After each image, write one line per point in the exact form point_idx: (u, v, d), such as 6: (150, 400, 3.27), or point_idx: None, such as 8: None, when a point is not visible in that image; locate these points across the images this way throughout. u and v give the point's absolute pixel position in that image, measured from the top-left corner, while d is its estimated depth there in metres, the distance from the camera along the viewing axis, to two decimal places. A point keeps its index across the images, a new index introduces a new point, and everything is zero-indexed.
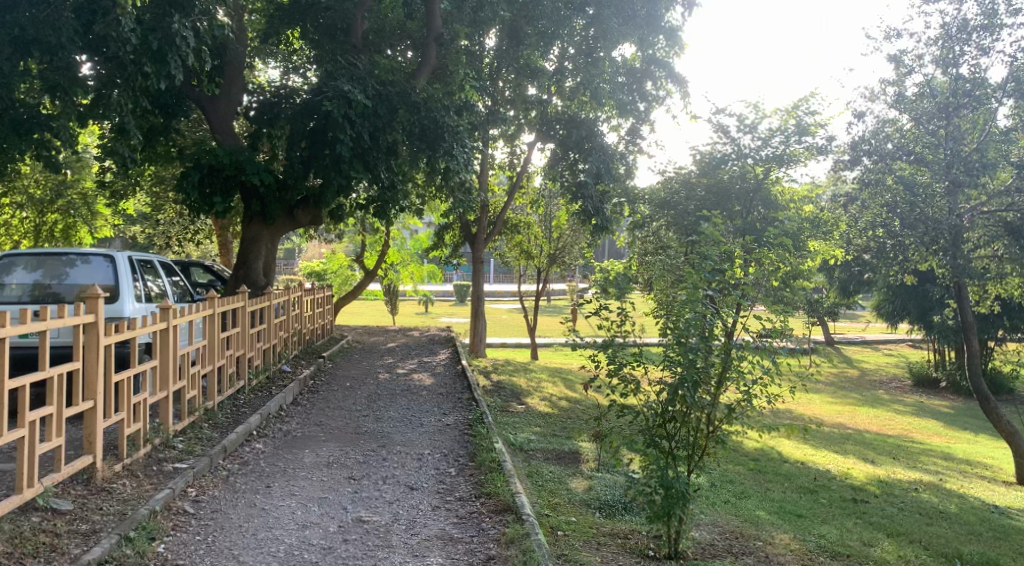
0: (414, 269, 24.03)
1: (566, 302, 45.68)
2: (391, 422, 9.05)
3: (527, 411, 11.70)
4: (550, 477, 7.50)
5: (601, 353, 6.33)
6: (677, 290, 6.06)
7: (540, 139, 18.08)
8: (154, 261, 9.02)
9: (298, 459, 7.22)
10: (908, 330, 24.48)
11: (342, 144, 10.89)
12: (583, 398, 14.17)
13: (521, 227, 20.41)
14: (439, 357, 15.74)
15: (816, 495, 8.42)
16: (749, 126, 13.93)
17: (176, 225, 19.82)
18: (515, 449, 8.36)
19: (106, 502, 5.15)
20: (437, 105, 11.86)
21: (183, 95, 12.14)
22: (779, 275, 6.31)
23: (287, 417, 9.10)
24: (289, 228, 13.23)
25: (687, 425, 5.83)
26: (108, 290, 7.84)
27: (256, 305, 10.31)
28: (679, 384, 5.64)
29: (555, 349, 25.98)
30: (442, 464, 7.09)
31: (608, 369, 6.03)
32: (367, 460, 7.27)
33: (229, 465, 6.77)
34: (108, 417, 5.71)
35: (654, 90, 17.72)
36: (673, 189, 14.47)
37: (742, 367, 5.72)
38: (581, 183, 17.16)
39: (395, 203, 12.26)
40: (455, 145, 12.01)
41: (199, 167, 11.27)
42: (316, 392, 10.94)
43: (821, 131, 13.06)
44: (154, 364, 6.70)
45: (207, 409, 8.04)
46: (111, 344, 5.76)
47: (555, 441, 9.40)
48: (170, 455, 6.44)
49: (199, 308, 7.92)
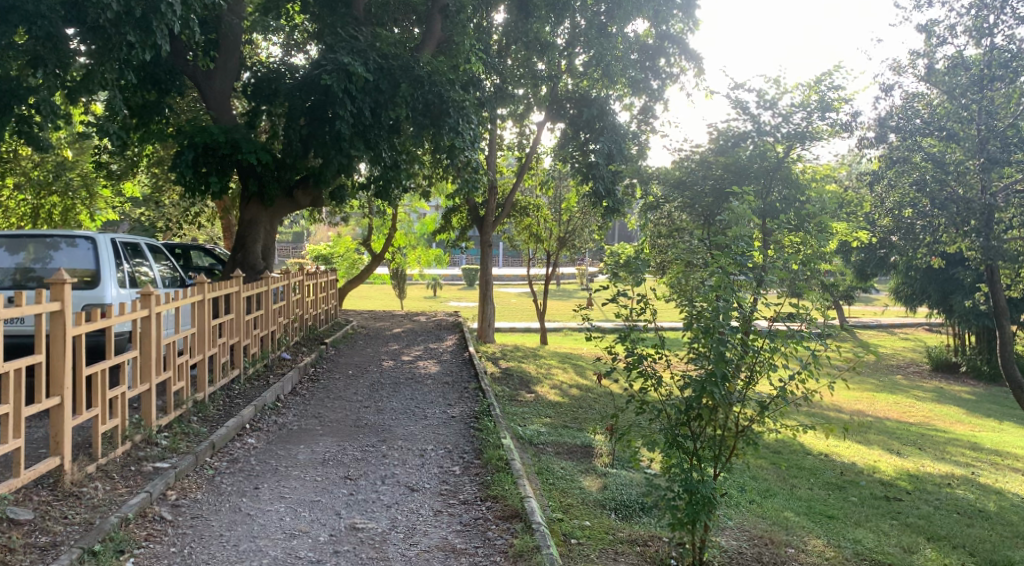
0: (421, 253, 23.63)
1: (575, 286, 45.11)
2: (393, 414, 8.56)
3: (537, 400, 11.18)
4: (561, 474, 7.01)
5: (617, 344, 5.80)
6: (698, 274, 5.54)
7: (548, 120, 17.55)
8: (141, 244, 8.52)
9: (292, 456, 6.74)
10: (927, 313, 23.81)
11: (342, 120, 10.39)
12: (594, 386, 13.64)
13: (530, 210, 19.81)
14: (446, 343, 15.27)
15: (845, 492, 7.89)
16: (769, 102, 13.33)
17: (178, 208, 19.38)
18: (524, 444, 7.86)
19: (72, 510, 4.69)
20: (442, 78, 11.18)
21: (177, 71, 11.64)
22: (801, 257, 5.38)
23: (283, 409, 8.61)
24: (289, 210, 12.69)
25: (714, 424, 5.27)
26: (89, 276, 7.34)
27: (253, 290, 9.82)
28: (707, 379, 5.10)
29: (565, 334, 25.45)
30: (446, 462, 6.60)
31: (627, 361, 5.51)
32: (365, 457, 6.79)
33: (217, 463, 6.31)
34: (79, 414, 5.23)
35: (668, 67, 17.09)
36: (689, 168, 13.91)
37: (777, 360, 5.22)
38: (591, 164, 16.44)
39: (398, 183, 11.65)
40: (460, 121, 11.39)
41: (193, 146, 10.75)
42: (316, 381, 10.47)
43: (845, 107, 12.48)
44: (132, 355, 6.22)
45: (196, 402, 7.55)
46: (81, 334, 5.27)
47: (566, 433, 8.87)
48: (150, 454, 5.96)
49: (185, 294, 7.41)
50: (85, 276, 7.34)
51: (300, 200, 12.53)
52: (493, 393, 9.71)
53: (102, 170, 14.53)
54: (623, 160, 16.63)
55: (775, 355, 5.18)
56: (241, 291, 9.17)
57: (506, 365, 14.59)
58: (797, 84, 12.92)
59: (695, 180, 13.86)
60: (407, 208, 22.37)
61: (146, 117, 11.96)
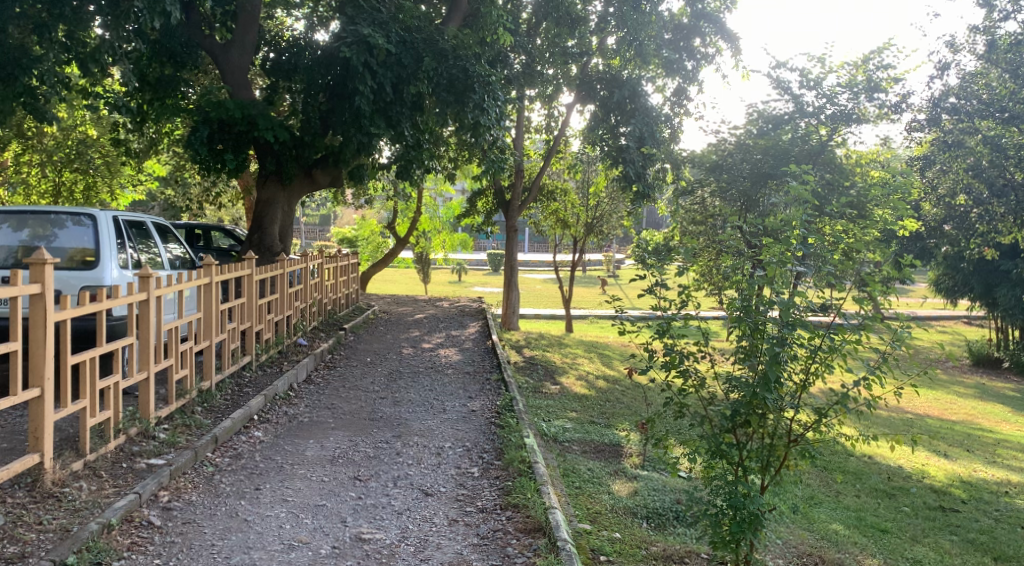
0: (446, 238, 23.09)
1: (602, 272, 44.40)
2: (410, 407, 8.06)
3: (562, 392, 10.64)
4: (588, 477, 6.48)
5: (655, 340, 5.25)
6: (747, 263, 4.96)
7: (578, 101, 16.94)
8: (148, 224, 8.08)
9: (299, 453, 6.27)
10: (968, 306, 22.84)
11: (362, 96, 9.89)
12: (622, 378, 13.06)
13: (557, 194, 19.27)
14: (470, 331, 14.78)
15: (896, 501, 7.27)
16: (812, 82, 12.63)
17: (200, 188, 19.04)
18: (549, 442, 7.34)
19: (47, 514, 4.26)
20: (468, 53, 10.61)
21: (193, 44, 11.22)
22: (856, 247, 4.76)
23: (294, 399, 8.15)
24: (308, 190, 12.21)
25: (763, 431, 4.67)
26: (89, 256, 6.90)
27: (267, 273, 9.36)
28: (757, 383, 4.54)
29: (591, 322, 24.85)
30: (464, 463, 6.09)
31: (665, 360, 4.96)
32: (378, 455, 6.30)
33: (218, 459, 5.86)
34: (63, 407, 4.78)
35: (703, 47, 16.35)
36: (726, 151, 13.25)
37: (838, 362, 4.62)
38: (621, 147, 15.87)
39: (421, 163, 11.12)
40: (486, 98, 10.77)
41: (208, 122, 10.31)
42: (333, 368, 10.02)
43: (895, 88, 11.80)
44: (129, 342, 5.76)
45: (202, 391, 7.11)
46: (68, 319, 4.83)
47: (594, 430, 8.33)
48: (145, 449, 5.51)
49: (190, 277, 6.96)
50: (85, 256, 6.90)
51: (319, 180, 12.05)
52: (516, 385, 9.19)
53: (120, 149, 14.17)
54: (654, 144, 15.91)
55: (834, 355, 4.60)
56: (254, 274, 8.71)
57: (530, 354, 14.09)
58: (842, 63, 12.22)
59: (732, 164, 13.14)
60: (432, 191, 21.89)
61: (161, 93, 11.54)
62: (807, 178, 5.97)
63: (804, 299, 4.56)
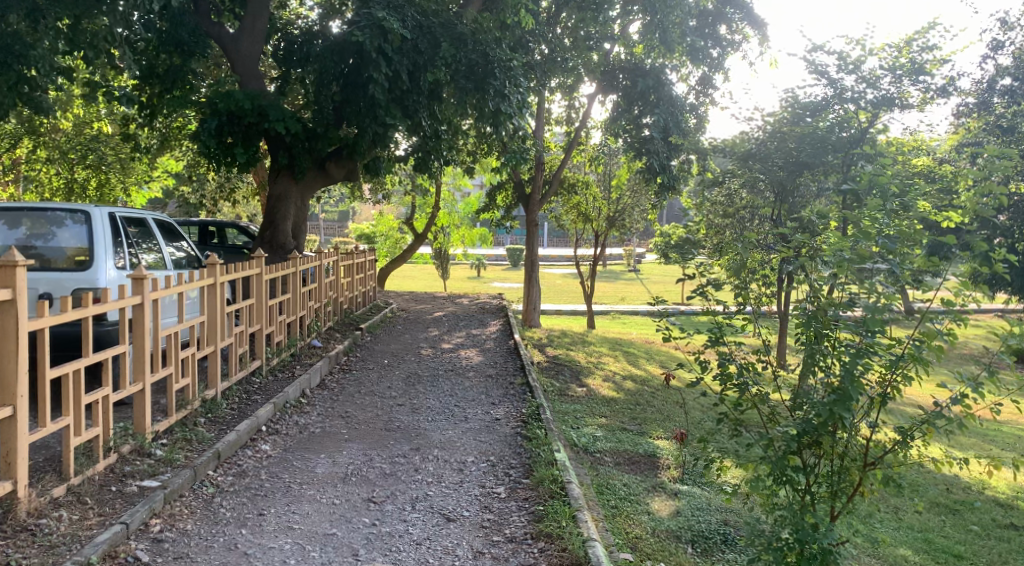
0: (465, 233, 22.54)
1: (622, 268, 43.69)
2: (430, 415, 7.52)
3: (589, 395, 10.09)
4: (624, 494, 5.93)
5: (708, 352, 4.66)
6: (814, 262, 4.36)
7: (601, 91, 16.26)
8: (150, 221, 7.56)
9: (309, 470, 5.73)
10: (1008, 301, 21.94)
11: (377, 84, 9.34)
12: (650, 379, 12.46)
13: (578, 187, 18.63)
14: (490, 330, 14.23)
15: (960, 518, 6.63)
16: (851, 66, 11.95)
17: (214, 184, 18.65)
18: (580, 454, 6.78)
19: (18, 554, 3.79)
20: (487, 37, 10.03)
21: (201, 32, 10.74)
22: (939, 239, 4.13)
23: (306, 407, 7.62)
24: (322, 184, 11.63)
25: (834, 454, 4.06)
26: (82, 256, 6.37)
27: (278, 271, 8.85)
28: (832, 399, 3.96)
29: (615, 319, 24.24)
30: (489, 482, 5.55)
31: (720, 375, 4.38)
32: (394, 472, 5.76)
33: (220, 478, 5.35)
34: (40, 426, 4.29)
35: (730, 35, 15.66)
36: (760, 140, 12.49)
37: (914, 371, 4.03)
38: (645, 138, 15.27)
39: (439, 155, 10.68)
40: (507, 84, 10.12)
41: (216, 114, 9.78)
42: (349, 372, 9.50)
43: (941, 70, 11.07)
44: (121, 351, 5.23)
45: (206, 401, 6.60)
46: (44, 328, 4.32)
47: (626, 440, 7.74)
48: (138, 469, 5.00)
49: (193, 278, 6.46)
50: (77, 256, 6.38)
51: (333, 174, 11.46)
52: (542, 390, 8.63)
53: (131, 146, 13.68)
54: (680, 134, 15.31)
55: (915, 365, 3.99)
56: (264, 274, 8.20)
57: (553, 353, 13.53)
58: (884, 45, 11.51)
59: (766, 153, 12.39)
60: (450, 186, 21.42)
61: (169, 83, 11.04)
62: (875, 167, 5.31)
63: (895, 305, 3.93)
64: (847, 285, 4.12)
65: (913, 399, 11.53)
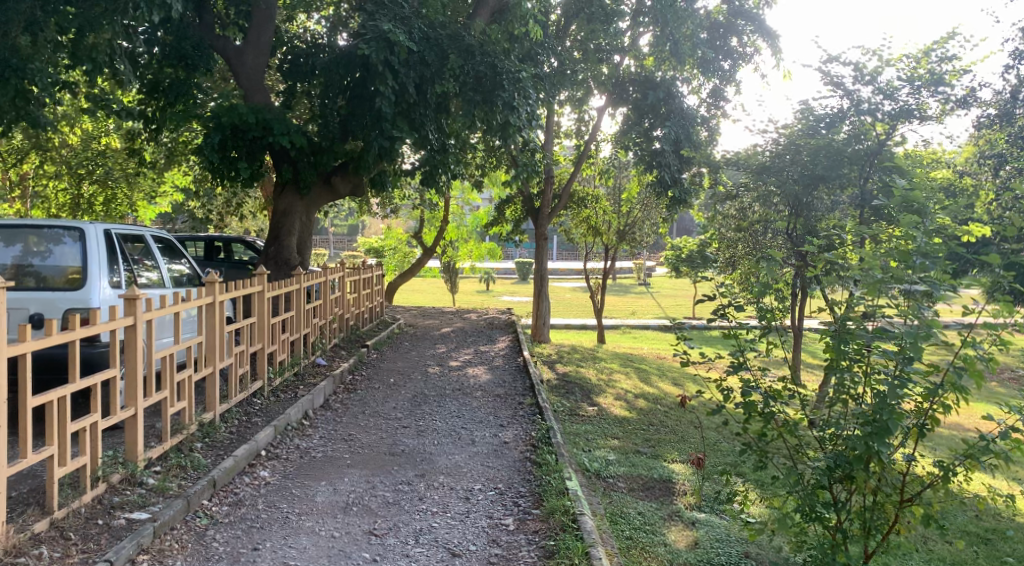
0: (474, 247, 22.31)
1: (632, 281, 43.37)
2: (436, 438, 7.25)
3: (601, 415, 9.80)
4: (639, 524, 5.66)
5: (732, 379, 4.38)
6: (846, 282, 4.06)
7: (610, 105, 16.03)
8: (148, 238, 7.33)
9: (308, 499, 5.48)
10: None
11: (383, 97, 9.14)
12: (662, 397, 12.16)
13: (588, 201, 18.38)
14: (499, 346, 13.97)
15: (993, 548, 6.30)
16: (867, 77, 11.69)
17: (221, 199, 18.51)
18: (592, 480, 6.51)
19: None
20: (496, 49, 9.82)
21: (205, 45, 10.54)
22: (985, 259, 3.82)
23: (308, 429, 7.37)
24: (328, 199, 11.41)
25: (869, 490, 3.76)
26: (75, 275, 6.16)
27: (282, 288, 8.62)
28: (867, 431, 3.65)
29: (625, 333, 23.92)
30: (497, 512, 5.27)
31: (745, 405, 4.10)
32: (398, 501, 5.49)
33: (215, 509, 5.11)
34: (22, 457, 4.07)
35: (742, 47, 15.38)
36: (775, 152, 12.15)
37: (954, 399, 3.73)
38: (656, 151, 15.02)
39: (447, 169, 10.43)
40: (516, 96, 9.80)
41: (220, 128, 9.57)
42: (354, 391, 9.25)
43: (961, 81, 10.78)
44: (110, 375, 4.99)
45: (204, 424, 6.36)
46: (25, 353, 4.09)
47: (640, 464, 7.45)
48: (128, 500, 4.76)
49: (190, 297, 6.21)
50: (70, 275, 6.16)
51: (339, 189, 11.24)
52: (552, 411, 8.35)
53: (137, 161, 13.54)
54: (692, 146, 15.08)
55: (956, 394, 3.69)
56: (266, 292, 7.96)
57: (563, 370, 13.25)
58: (902, 56, 11.24)
59: (781, 166, 11.95)
60: (459, 200, 21.08)
61: (173, 97, 10.71)
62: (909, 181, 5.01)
63: (936, 329, 3.63)
64: (884, 308, 3.83)
65: (967, 426, 11.01)
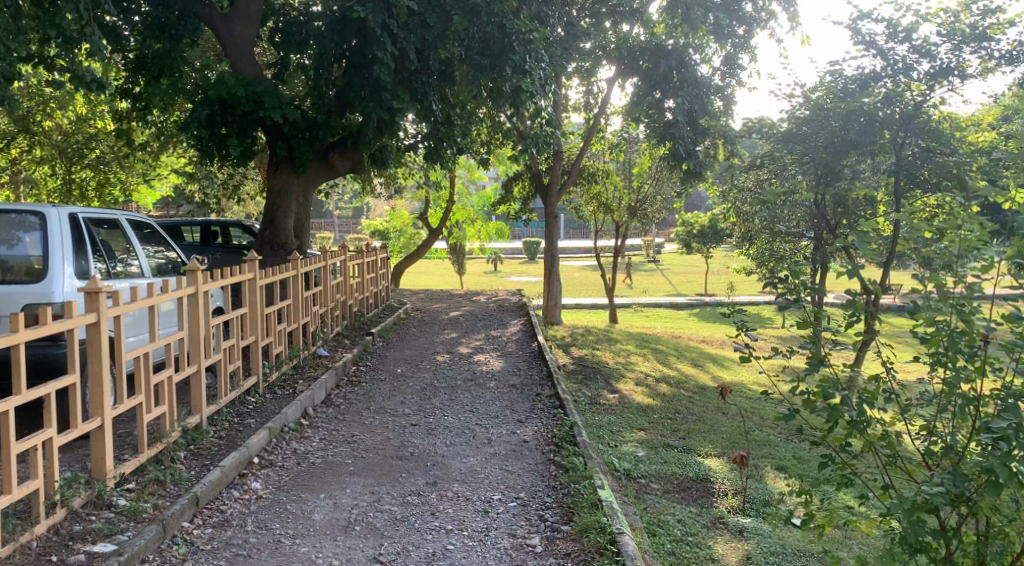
0: (480, 227, 21.54)
1: (642, 258, 42.61)
2: (448, 437, 6.56)
3: (623, 403, 9.09)
4: (680, 537, 4.95)
5: (807, 382, 3.64)
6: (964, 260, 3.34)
7: (620, 75, 15.10)
8: (123, 223, 6.59)
9: (305, 516, 4.79)
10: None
11: (382, 64, 8.31)
12: (684, 382, 11.43)
13: (599, 176, 17.36)
14: (511, 331, 13.26)
15: None
16: (900, 35, 10.86)
17: (217, 183, 17.75)
18: (622, 483, 5.81)
19: None
20: (503, 8, 8.97)
21: (189, 14, 9.74)
22: None
23: (307, 430, 6.67)
24: (325, 178, 10.64)
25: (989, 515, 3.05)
26: (35, 267, 5.45)
27: (276, 274, 7.90)
28: (1000, 448, 2.91)
29: (638, 313, 23.20)
30: (521, 529, 4.59)
31: (827, 418, 3.39)
32: (407, 517, 4.80)
33: (196, 533, 4.43)
34: None
35: (757, 11, 14.49)
36: (802, 119, 11.11)
37: None
38: (669, 122, 14.13)
39: (452, 141, 9.65)
40: (527, 59, 8.97)
41: (206, 103, 8.78)
42: (358, 384, 8.54)
43: (1007, 34, 9.94)
44: (70, 383, 4.26)
45: (188, 431, 5.66)
46: None
47: (673, 461, 6.74)
48: (92, 528, 4.09)
49: (168, 289, 5.50)
50: (29, 266, 5.45)
51: (337, 167, 10.47)
52: (573, 403, 7.63)
53: (126, 142, 12.82)
54: (707, 116, 14.28)
55: None
56: (257, 279, 7.23)
57: (579, 354, 12.55)
58: (939, 9, 10.40)
59: (809, 134, 10.97)
60: (464, 178, 20.23)
61: (158, 71, 9.91)
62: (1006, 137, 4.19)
63: None
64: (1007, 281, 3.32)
65: None
